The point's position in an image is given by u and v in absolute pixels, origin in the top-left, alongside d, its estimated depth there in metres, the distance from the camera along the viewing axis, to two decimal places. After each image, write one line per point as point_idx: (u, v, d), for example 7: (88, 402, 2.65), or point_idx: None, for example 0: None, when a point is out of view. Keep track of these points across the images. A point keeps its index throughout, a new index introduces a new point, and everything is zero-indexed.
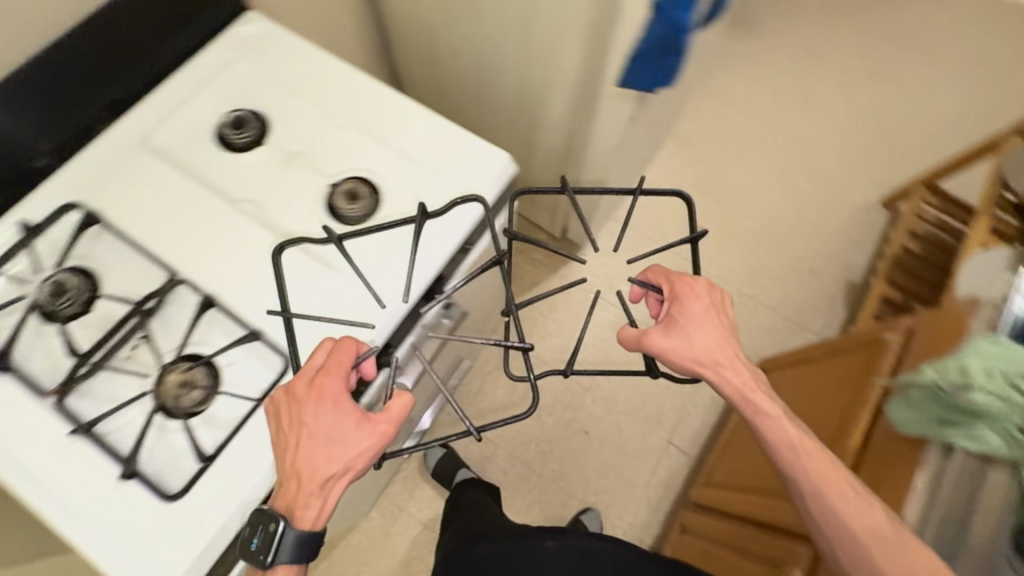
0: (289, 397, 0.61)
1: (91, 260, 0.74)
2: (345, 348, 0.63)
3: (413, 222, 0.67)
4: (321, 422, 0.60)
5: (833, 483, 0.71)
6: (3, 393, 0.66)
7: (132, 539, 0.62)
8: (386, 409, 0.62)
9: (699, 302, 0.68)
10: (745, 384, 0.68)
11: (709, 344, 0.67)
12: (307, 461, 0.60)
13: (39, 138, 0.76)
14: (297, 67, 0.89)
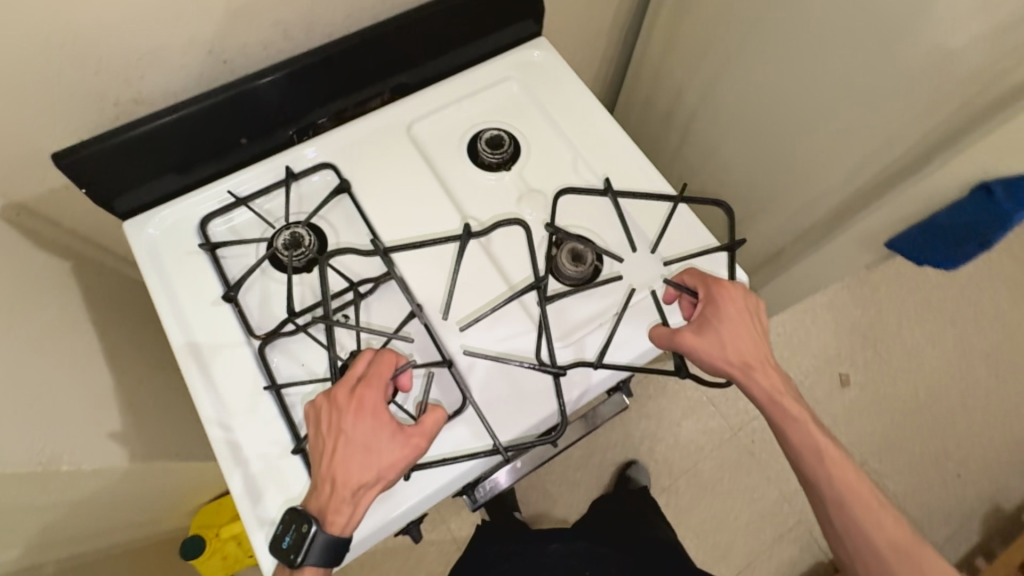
0: (330, 401, 0.61)
1: (327, 224, 0.77)
2: (384, 360, 0.63)
3: (458, 238, 0.75)
4: (360, 430, 0.60)
5: (865, 505, 0.70)
6: (219, 320, 0.69)
7: (276, 512, 0.62)
8: (420, 422, 0.61)
9: (734, 306, 0.70)
10: (772, 397, 0.70)
11: (742, 349, 0.69)
12: (342, 467, 0.59)
13: (329, 98, 0.79)
14: (568, 105, 0.86)
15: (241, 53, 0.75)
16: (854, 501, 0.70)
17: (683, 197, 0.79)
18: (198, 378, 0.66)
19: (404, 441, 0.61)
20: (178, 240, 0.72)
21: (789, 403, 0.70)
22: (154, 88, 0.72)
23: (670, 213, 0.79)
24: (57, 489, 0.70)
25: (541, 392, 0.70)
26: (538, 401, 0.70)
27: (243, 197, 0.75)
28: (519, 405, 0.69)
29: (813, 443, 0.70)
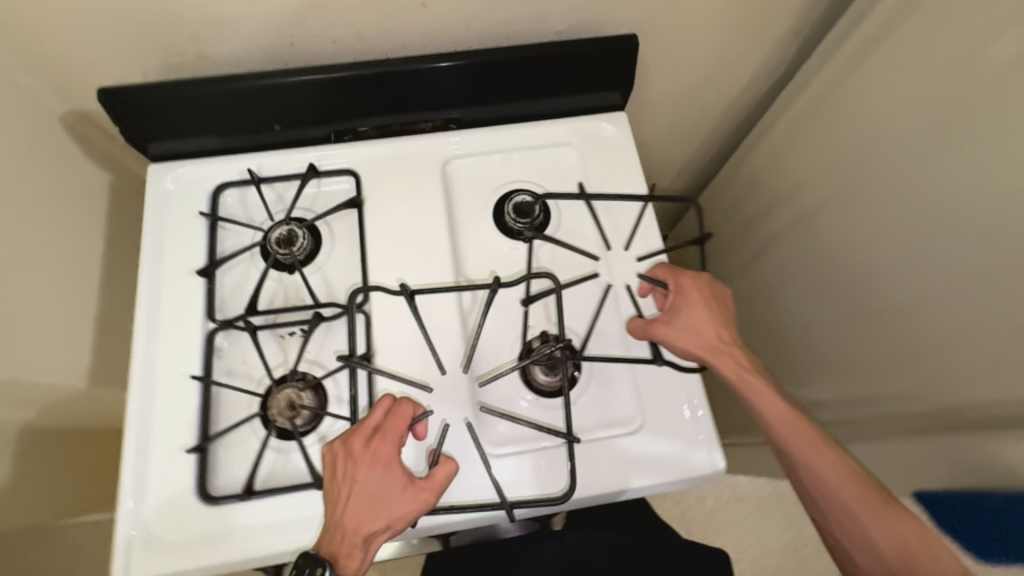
0: (346, 448, 0.59)
1: (328, 231, 0.76)
2: (401, 409, 0.61)
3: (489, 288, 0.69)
4: (373, 481, 0.58)
5: (855, 492, 0.60)
6: (189, 292, 0.70)
7: (153, 503, 0.61)
8: (432, 475, 0.59)
9: (700, 291, 0.68)
10: (745, 385, 0.64)
11: (705, 330, 0.66)
12: (353, 518, 0.57)
13: (377, 109, 0.76)
14: (618, 196, 0.78)
15: (311, 40, 0.74)
16: (857, 504, 0.60)
17: (655, 193, 0.76)
18: (145, 340, 0.67)
19: (414, 495, 0.59)
20: (186, 200, 0.73)
21: (758, 384, 0.64)
22: (219, 49, 0.73)
23: (642, 212, 0.75)
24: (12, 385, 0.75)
25: (560, 461, 0.66)
26: (555, 468, 0.66)
27: (259, 178, 0.74)
28: (534, 466, 0.66)
29: (795, 437, 0.62)
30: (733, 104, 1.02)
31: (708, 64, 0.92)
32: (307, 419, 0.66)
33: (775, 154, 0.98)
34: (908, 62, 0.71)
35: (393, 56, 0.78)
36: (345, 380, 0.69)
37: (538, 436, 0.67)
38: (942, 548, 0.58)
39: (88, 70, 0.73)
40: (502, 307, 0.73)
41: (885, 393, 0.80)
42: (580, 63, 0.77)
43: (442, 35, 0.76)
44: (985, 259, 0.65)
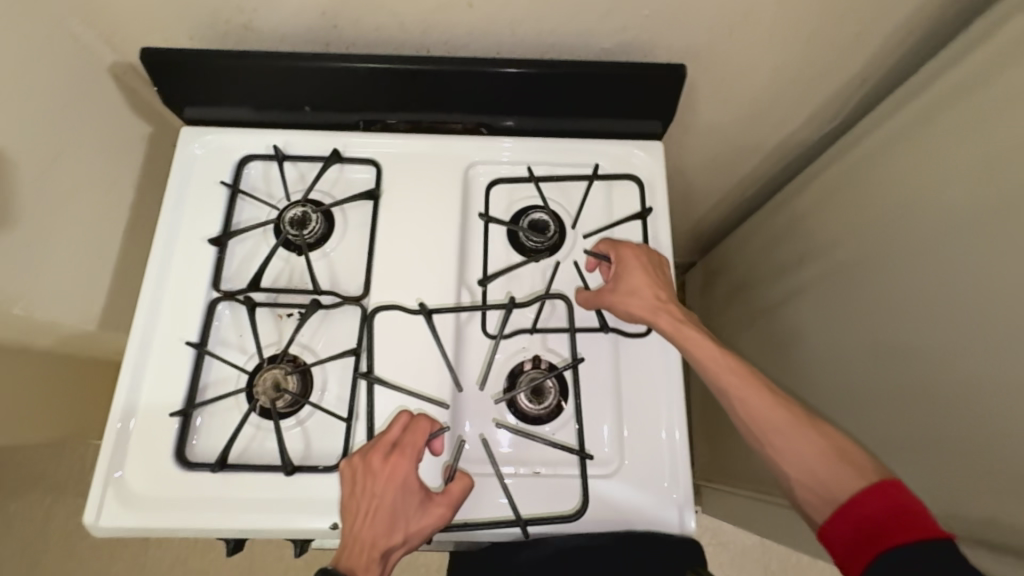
0: (366, 463, 0.60)
1: (342, 218, 0.76)
2: (420, 426, 0.63)
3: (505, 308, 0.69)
4: (394, 496, 0.59)
5: (783, 427, 0.57)
6: (199, 258, 0.71)
7: (132, 457, 0.64)
8: (448, 490, 0.62)
9: (635, 255, 0.69)
10: (683, 335, 0.63)
11: (646, 297, 0.66)
12: (373, 531, 0.58)
13: (408, 104, 0.76)
14: (637, 229, 0.75)
15: (353, 25, 0.73)
16: (789, 431, 0.57)
17: (597, 174, 0.75)
18: (150, 298, 0.69)
19: (430, 509, 0.61)
20: (212, 167, 0.75)
21: (691, 329, 0.63)
22: (263, 23, 0.72)
23: (588, 188, 0.75)
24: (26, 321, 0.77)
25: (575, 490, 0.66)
26: (565, 485, 0.66)
27: (284, 155, 0.75)
28: (545, 483, 0.66)
29: (729, 371, 0.60)
30: (784, 144, 0.96)
31: (763, 101, 0.87)
32: (287, 402, 0.67)
33: (818, 204, 0.92)
34: (971, 135, 0.65)
35: (434, 51, 0.76)
36: (333, 370, 0.70)
37: (558, 460, 0.67)
38: (895, 489, 0.52)
39: (138, 27, 0.74)
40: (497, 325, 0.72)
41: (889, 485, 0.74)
42: (622, 85, 0.74)
43: (485, 36, 0.74)
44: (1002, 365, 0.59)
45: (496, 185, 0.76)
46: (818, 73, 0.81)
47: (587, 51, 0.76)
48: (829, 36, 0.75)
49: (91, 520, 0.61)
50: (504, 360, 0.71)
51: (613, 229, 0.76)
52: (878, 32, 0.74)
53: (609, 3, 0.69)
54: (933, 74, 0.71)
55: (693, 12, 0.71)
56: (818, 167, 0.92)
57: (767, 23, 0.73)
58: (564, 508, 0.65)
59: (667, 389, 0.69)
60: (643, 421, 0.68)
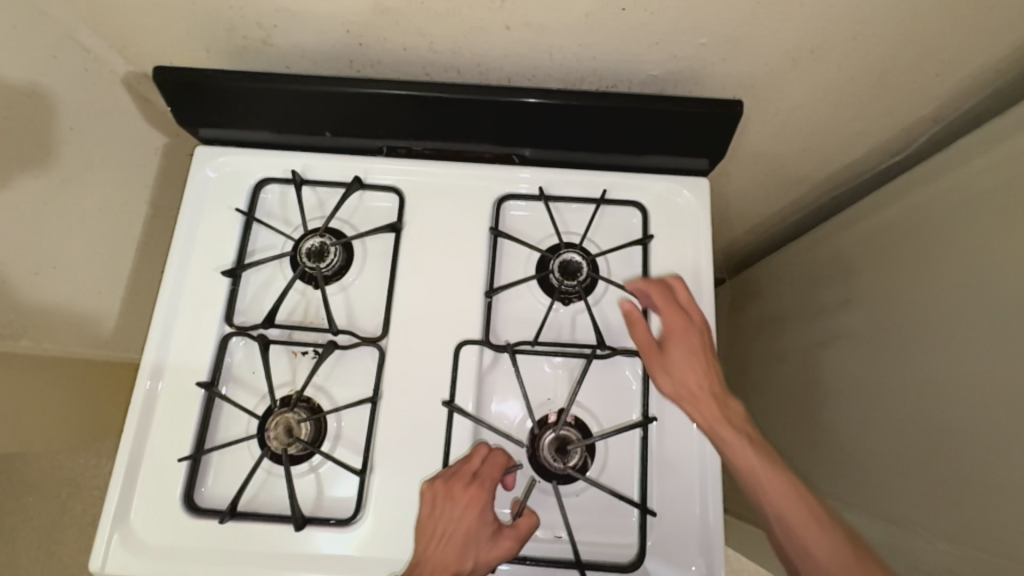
0: (447, 488, 0.58)
1: (362, 250, 0.71)
2: (498, 459, 0.60)
3: (586, 356, 0.65)
4: (470, 523, 0.56)
5: (812, 536, 0.50)
6: (211, 290, 0.68)
7: (139, 500, 0.62)
8: (519, 525, 0.58)
9: (678, 317, 0.62)
10: (714, 418, 0.57)
11: (688, 374, 0.60)
12: (447, 555, 0.55)
13: (436, 130, 0.70)
14: (678, 273, 0.70)
15: (380, 44, 0.67)
16: (815, 541, 0.50)
17: (604, 195, 0.71)
18: (158, 334, 0.65)
19: (501, 541, 0.57)
20: (226, 192, 0.72)
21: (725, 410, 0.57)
22: (284, 39, 0.67)
23: (594, 211, 0.71)
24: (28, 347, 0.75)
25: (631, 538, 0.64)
26: (618, 535, 0.64)
27: (302, 180, 0.71)
28: (598, 530, 0.64)
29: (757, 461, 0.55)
30: (837, 175, 0.89)
31: (820, 133, 0.79)
32: (298, 449, 0.63)
33: (870, 244, 0.84)
34: None
35: (464, 72, 0.71)
36: (347, 415, 0.66)
37: (611, 505, 0.65)
38: None
39: (154, 38, 0.69)
40: (523, 373, 0.68)
41: (920, 563, 0.68)
42: (663, 119, 0.68)
43: (522, 59, 0.68)
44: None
45: (500, 200, 0.71)
46: (886, 107, 0.73)
47: (632, 76, 0.70)
48: (904, 69, 0.67)
49: (96, 566, 0.59)
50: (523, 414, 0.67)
51: (660, 267, 0.70)
52: (961, 67, 0.66)
53: (660, 30, 0.62)
54: (1021, 117, 0.63)
55: (753, 41, 0.64)
56: (874, 204, 0.84)
57: (834, 53, 0.66)
58: (620, 558, 0.63)
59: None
60: (674, 488, 0.64)
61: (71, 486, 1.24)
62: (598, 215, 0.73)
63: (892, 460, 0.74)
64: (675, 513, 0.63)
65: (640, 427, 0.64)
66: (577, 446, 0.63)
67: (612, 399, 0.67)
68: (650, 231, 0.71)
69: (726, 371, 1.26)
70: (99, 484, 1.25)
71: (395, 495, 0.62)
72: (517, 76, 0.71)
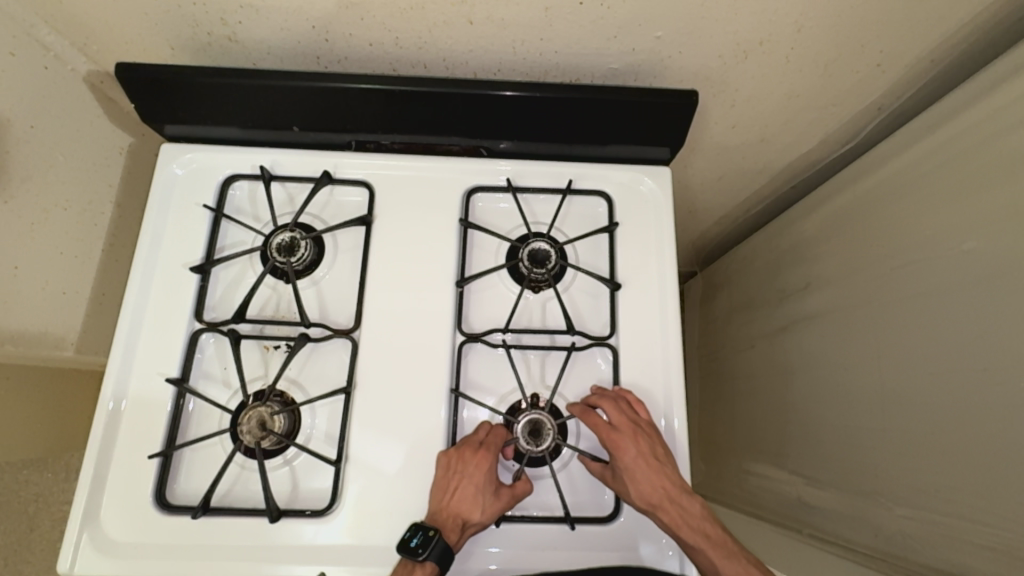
0: (458, 452, 0.62)
1: (333, 244, 0.72)
2: (500, 431, 0.64)
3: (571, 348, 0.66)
4: (478, 480, 0.60)
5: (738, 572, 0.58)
6: (179, 287, 0.67)
7: (109, 498, 0.61)
8: (518, 483, 0.63)
9: (599, 424, 0.63)
10: (648, 503, 0.61)
11: (648, 489, 0.61)
12: (459, 505, 0.60)
13: (403, 124, 0.72)
14: (643, 258, 0.72)
15: (346, 40, 0.68)
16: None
17: (570, 185, 0.73)
18: (125, 334, 0.65)
19: (504, 495, 0.62)
20: (194, 188, 0.71)
21: (653, 494, 0.61)
22: (249, 35, 0.68)
23: (562, 201, 0.73)
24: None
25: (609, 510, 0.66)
26: (597, 505, 0.66)
27: (271, 176, 0.71)
28: (576, 501, 0.66)
29: (696, 530, 0.60)
30: (793, 164, 0.93)
31: (775, 123, 0.83)
32: (273, 442, 0.64)
33: (826, 230, 0.88)
34: (993, 172, 0.61)
35: (431, 67, 0.72)
36: (321, 406, 0.66)
37: (586, 483, 0.67)
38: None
39: (116, 34, 0.69)
40: (494, 363, 0.69)
41: (881, 527, 0.71)
42: (626, 109, 0.71)
43: (487, 53, 0.70)
44: (1014, 419, 0.55)
45: (468, 190, 0.73)
46: (834, 98, 0.77)
47: (593, 70, 0.73)
48: (847, 60, 0.71)
49: (65, 567, 0.58)
50: (491, 415, 0.67)
51: (625, 254, 0.72)
52: (899, 57, 0.70)
53: (618, 23, 0.65)
54: (956, 104, 0.68)
55: (706, 34, 0.67)
56: (828, 192, 0.88)
57: (783, 46, 0.69)
58: (600, 511, 0.66)
59: (666, 364, 0.69)
60: None
61: (37, 502, 1.20)
62: (565, 205, 0.75)
63: (852, 432, 0.78)
64: None
65: None
66: (549, 428, 0.65)
67: (585, 387, 0.69)
68: (615, 218, 0.73)
69: (699, 361, 1.29)
70: (65, 499, 1.21)
71: (371, 484, 0.63)
72: (483, 71, 0.73)
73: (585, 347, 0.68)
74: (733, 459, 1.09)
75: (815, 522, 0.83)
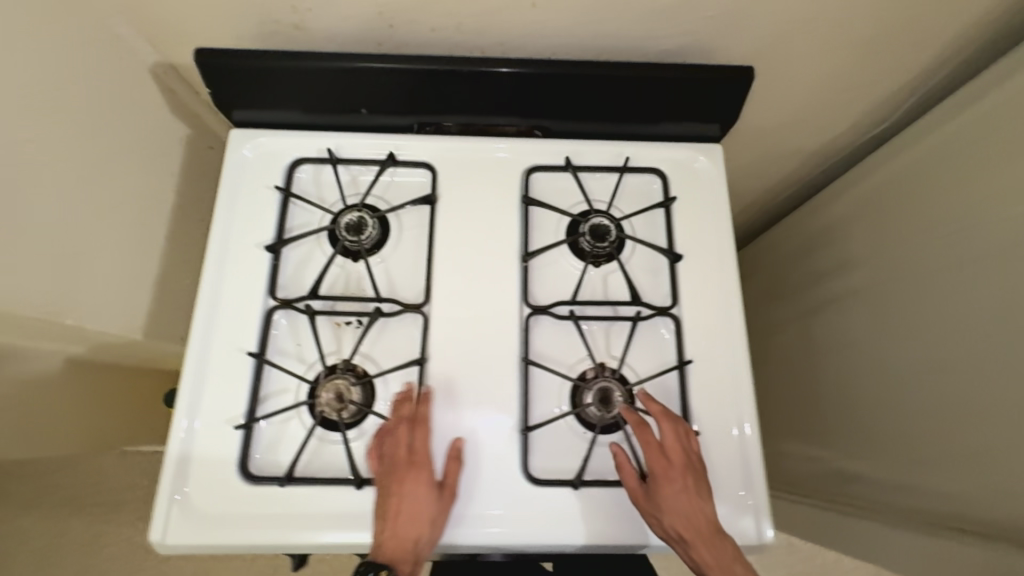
0: (389, 465, 0.60)
1: (397, 224, 0.74)
2: (422, 428, 0.61)
3: (636, 317, 0.68)
4: (414, 494, 0.58)
5: None
6: (255, 267, 0.69)
7: (194, 470, 0.62)
8: (450, 477, 0.60)
9: (652, 445, 0.61)
10: (682, 537, 0.58)
11: (686, 523, 0.58)
12: (403, 529, 0.57)
13: (464, 106, 0.74)
14: (700, 230, 0.74)
15: (408, 25, 0.71)
16: None
17: (627, 164, 0.75)
18: (205, 310, 0.66)
19: (438, 495, 0.59)
20: (263, 171, 0.73)
21: (690, 527, 0.58)
22: (316, 23, 0.70)
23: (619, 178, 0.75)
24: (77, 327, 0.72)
25: None
26: None
27: (337, 158, 0.74)
28: None
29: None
30: (827, 147, 0.95)
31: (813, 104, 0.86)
32: (352, 413, 0.65)
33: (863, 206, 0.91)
34: None
35: (487, 51, 0.75)
36: (393, 378, 0.68)
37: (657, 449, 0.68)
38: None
39: (186, 26, 0.72)
40: (560, 335, 0.71)
41: (938, 490, 0.72)
42: (680, 88, 0.73)
43: (542, 36, 0.73)
44: None
45: (528, 170, 0.75)
46: (871, 77, 0.81)
47: (643, 53, 0.75)
48: (887, 39, 0.74)
49: (157, 537, 0.60)
50: (560, 384, 0.69)
51: (681, 227, 0.74)
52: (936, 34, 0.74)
53: (672, 5, 0.68)
54: (994, 77, 0.71)
55: (755, 14, 0.70)
56: (862, 170, 0.91)
57: (826, 26, 0.72)
58: None
59: (730, 333, 0.70)
60: (713, 427, 0.66)
61: None
62: (620, 182, 0.77)
63: (900, 401, 0.79)
64: (722, 465, 0.65)
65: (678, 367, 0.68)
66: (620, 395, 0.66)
67: (650, 357, 0.71)
68: (670, 193, 0.76)
69: None
70: None
71: (449, 452, 0.64)
72: (537, 54, 0.76)
73: (650, 317, 0.69)
74: (771, 441, 1.10)
75: (868, 494, 0.84)
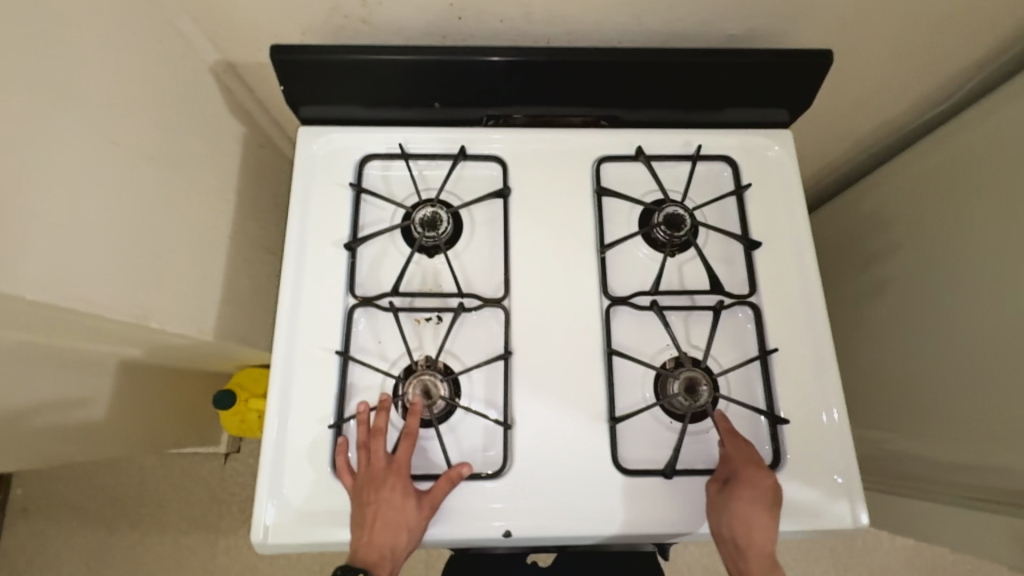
0: (370, 472, 0.60)
1: (469, 219, 0.73)
2: (403, 441, 0.61)
3: (718, 306, 0.67)
4: (393, 503, 0.58)
5: None
6: (334, 265, 0.69)
7: (288, 470, 0.62)
8: (434, 488, 0.60)
9: (745, 452, 0.62)
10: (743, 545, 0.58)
11: (754, 535, 0.58)
12: (382, 535, 0.58)
13: (535, 96, 0.73)
14: (774, 217, 0.74)
15: (478, 17, 0.70)
16: None
17: (699, 152, 0.74)
18: (287, 310, 0.66)
19: (424, 502, 0.59)
20: (333, 168, 0.73)
21: (755, 538, 0.58)
22: (385, 16, 0.70)
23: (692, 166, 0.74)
24: (155, 330, 0.71)
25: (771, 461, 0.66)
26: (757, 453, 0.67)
27: (408, 153, 0.73)
28: None
29: None
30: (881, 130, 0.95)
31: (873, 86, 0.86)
32: (441, 408, 0.65)
33: None
34: None
35: (554, 41, 0.74)
36: (477, 373, 0.68)
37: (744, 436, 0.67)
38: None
39: (253, 23, 0.71)
40: (640, 325, 0.70)
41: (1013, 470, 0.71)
42: (751, 74, 0.73)
43: (611, 24, 0.72)
44: None
45: (598, 160, 0.74)
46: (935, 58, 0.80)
47: (710, 39, 0.75)
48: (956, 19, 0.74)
49: (259, 538, 0.60)
50: (643, 373, 0.69)
51: (754, 214, 0.74)
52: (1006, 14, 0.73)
53: None
54: None
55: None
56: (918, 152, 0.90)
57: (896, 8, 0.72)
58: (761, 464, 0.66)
59: (809, 319, 0.70)
60: (798, 415, 0.67)
61: None
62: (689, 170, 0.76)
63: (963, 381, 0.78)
64: (810, 452, 0.65)
65: (758, 357, 0.68)
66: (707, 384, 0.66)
67: (729, 345, 0.71)
68: (742, 181, 0.75)
69: None
70: None
71: (539, 445, 0.64)
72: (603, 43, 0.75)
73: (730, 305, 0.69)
74: None
75: (931, 476, 0.83)
